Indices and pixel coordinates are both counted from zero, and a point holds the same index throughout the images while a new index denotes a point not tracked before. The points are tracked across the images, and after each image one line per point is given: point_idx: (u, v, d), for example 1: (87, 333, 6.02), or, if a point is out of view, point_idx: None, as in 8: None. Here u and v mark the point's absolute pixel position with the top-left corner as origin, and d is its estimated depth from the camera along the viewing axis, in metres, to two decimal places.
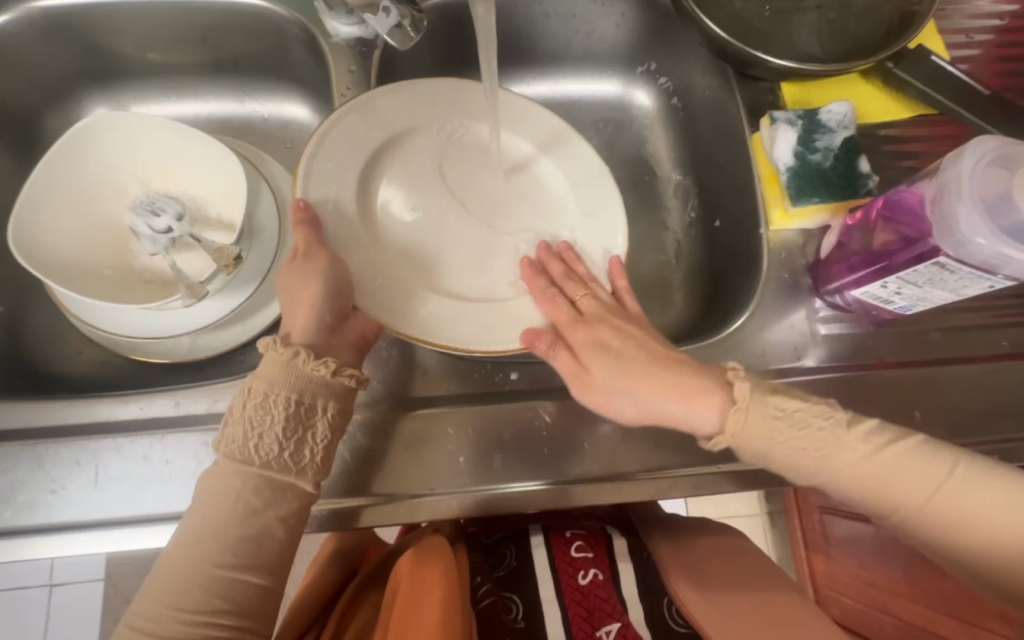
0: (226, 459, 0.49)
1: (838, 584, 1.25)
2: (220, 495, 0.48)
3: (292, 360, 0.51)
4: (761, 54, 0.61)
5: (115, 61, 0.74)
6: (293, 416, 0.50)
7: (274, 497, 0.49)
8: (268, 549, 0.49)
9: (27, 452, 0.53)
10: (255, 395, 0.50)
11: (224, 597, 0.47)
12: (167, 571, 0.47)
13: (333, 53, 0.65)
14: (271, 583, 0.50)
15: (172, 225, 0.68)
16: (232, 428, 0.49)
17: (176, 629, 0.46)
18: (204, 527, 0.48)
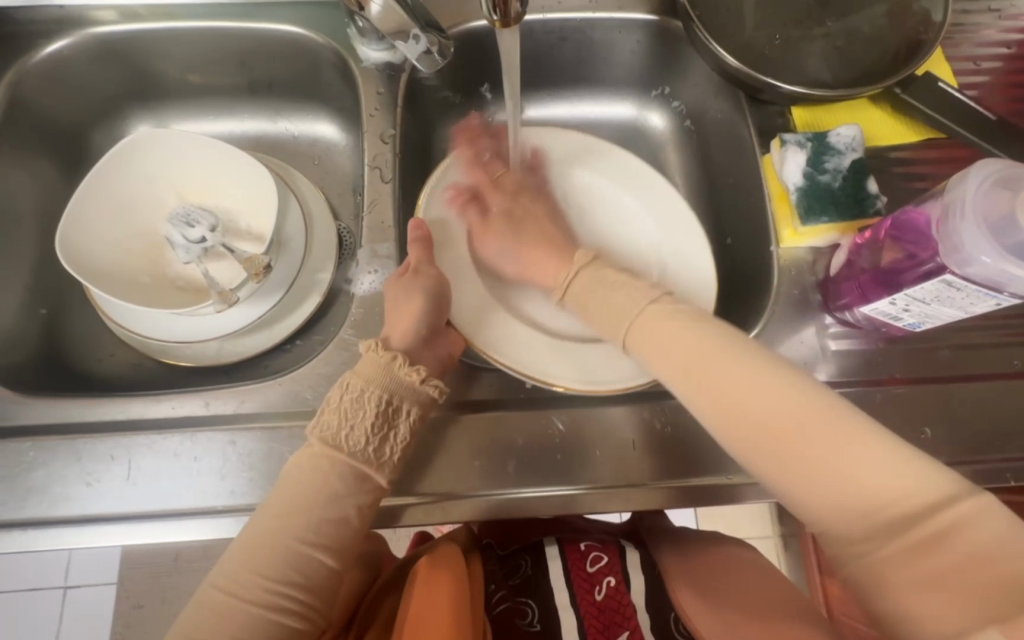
0: (322, 444, 0.52)
1: (852, 610, 1.23)
2: (313, 477, 0.51)
3: (390, 364, 0.54)
4: (772, 80, 0.63)
5: (158, 82, 0.79)
6: (381, 413, 0.53)
7: (356, 486, 0.52)
8: (344, 532, 0.52)
9: (65, 446, 0.55)
10: (352, 389, 0.54)
11: (301, 570, 0.50)
12: (255, 540, 0.50)
13: (363, 77, 0.69)
14: (342, 568, 0.52)
15: (206, 236, 0.72)
16: (328, 416, 0.53)
17: (257, 594, 0.49)
18: (296, 500, 0.51)
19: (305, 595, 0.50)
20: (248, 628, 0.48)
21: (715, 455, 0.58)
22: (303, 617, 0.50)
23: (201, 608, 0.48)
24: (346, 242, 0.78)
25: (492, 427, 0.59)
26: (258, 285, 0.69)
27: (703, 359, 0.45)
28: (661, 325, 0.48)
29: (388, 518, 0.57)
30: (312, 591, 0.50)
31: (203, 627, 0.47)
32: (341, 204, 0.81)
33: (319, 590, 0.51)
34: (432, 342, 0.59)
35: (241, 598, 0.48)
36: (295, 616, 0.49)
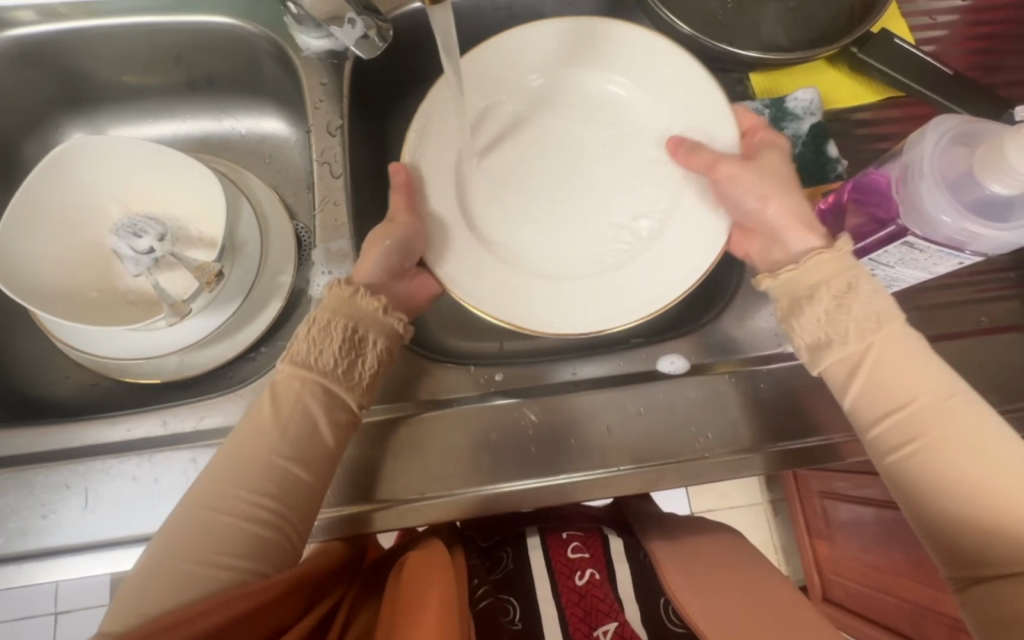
0: (289, 365, 0.52)
1: (841, 568, 1.26)
2: (286, 392, 0.52)
3: (352, 295, 0.53)
4: (727, 47, 0.62)
5: (90, 85, 0.74)
6: (347, 340, 0.52)
7: (328, 407, 0.52)
8: (318, 451, 0.51)
9: (16, 479, 0.53)
10: (317, 322, 0.53)
11: (275, 485, 0.49)
12: (232, 457, 0.49)
13: (305, 67, 0.66)
14: (318, 485, 0.51)
15: (155, 246, 0.68)
16: (297, 343, 0.53)
17: (237, 508, 0.48)
18: (268, 416, 0.51)
19: (277, 509, 0.49)
20: (226, 540, 0.46)
21: (691, 434, 0.57)
22: (281, 536, 0.48)
23: (179, 523, 0.47)
24: (305, 242, 0.76)
25: (466, 422, 0.58)
26: (212, 295, 0.66)
27: (922, 393, 0.47)
28: (877, 311, 0.48)
29: (353, 525, 0.55)
30: (287, 507, 0.49)
31: (182, 543, 0.46)
32: (298, 203, 0.78)
33: (293, 505, 0.49)
34: (397, 281, 0.58)
35: (219, 513, 0.47)
36: (272, 529, 0.48)
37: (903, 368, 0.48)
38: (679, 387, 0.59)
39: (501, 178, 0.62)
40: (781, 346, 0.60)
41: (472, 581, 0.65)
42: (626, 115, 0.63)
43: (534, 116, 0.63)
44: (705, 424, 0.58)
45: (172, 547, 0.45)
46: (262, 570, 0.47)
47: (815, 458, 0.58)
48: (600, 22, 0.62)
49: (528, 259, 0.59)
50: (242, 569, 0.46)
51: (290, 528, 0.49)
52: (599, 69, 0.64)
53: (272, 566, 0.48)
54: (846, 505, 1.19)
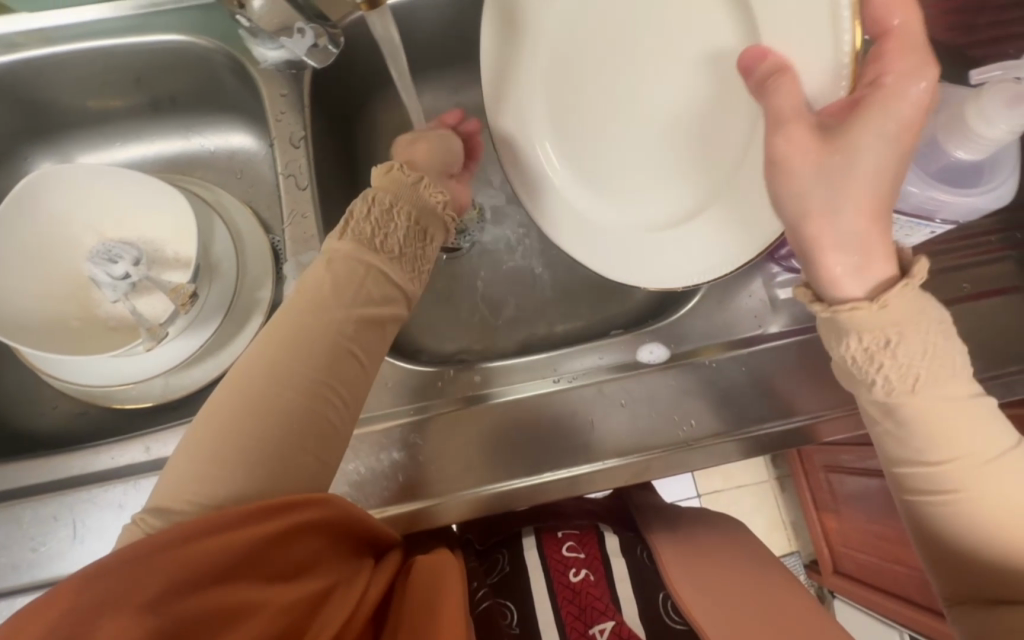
0: (352, 245, 0.52)
1: (850, 540, 1.26)
2: (341, 273, 0.51)
3: (415, 183, 0.54)
4: None
5: (54, 115, 0.74)
6: (411, 228, 0.54)
7: (387, 293, 0.53)
8: (372, 335, 0.52)
9: (5, 514, 0.53)
10: (379, 204, 0.53)
11: (334, 361, 0.49)
12: (290, 332, 0.48)
13: (264, 79, 0.65)
14: (371, 369, 0.52)
15: (129, 271, 0.67)
16: (359, 223, 0.52)
17: (301, 386, 0.46)
18: (326, 295, 0.50)
19: (334, 387, 0.48)
20: (291, 420, 0.45)
21: (675, 421, 0.57)
22: (341, 422, 0.49)
23: (239, 388, 0.45)
24: (282, 255, 0.75)
25: (462, 421, 0.58)
26: (188, 317, 0.65)
27: (973, 447, 0.42)
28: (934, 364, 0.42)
29: None
30: (344, 386, 0.49)
31: (247, 417, 0.44)
32: (272, 216, 0.77)
33: (351, 387, 0.50)
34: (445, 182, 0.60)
35: (281, 390, 0.46)
36: (333, 409, 0.48)
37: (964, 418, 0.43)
38: (660, 376, 0.59)
39: (576, 119, 0.61)
40: (762, 328, 0.60)
41: (472, 584, 0.66)
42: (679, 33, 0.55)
43: (596, 30, 0.58)
44: (690, 410, 0.57)
45: (234, 422, 0.44)
46: (318, 451, 0.47)
47: (805, 438, 0.57)
48: None
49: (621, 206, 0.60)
50: (306, 455, 0.46)
51: (348, 414, 0.49)
52: None
53: (332, 454, 0.48)
54: (851, 478, 1.18)
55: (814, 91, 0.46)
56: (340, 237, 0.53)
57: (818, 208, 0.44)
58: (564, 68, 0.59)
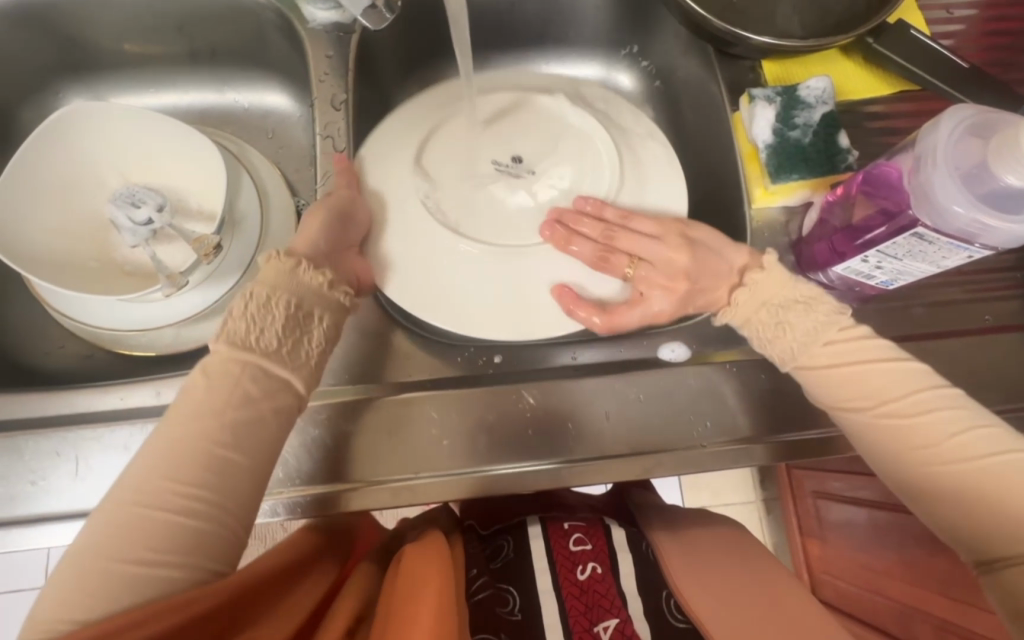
0: (228, 347, 0.47)
1: (832, 568, 1.26)
2: (219, 380, 0.46)
3: (294, 269, 0.50)
4: (739, 31, 0.61)
5: (91, 53, 0.73)
6: (292, 318, 0.49)
7: (274, 389, 0.48)
8: (260, 437, 0.47)
9: (6, 444, 0.52)
10: (256, 297, 0.49)
11: (208, 470, 0.44)
12: (159, 446, 0.44)
13: (310, 39, 0.65)
14: (258, 469, 0.47)
15: (153, 217, 0.67)
16: (233, 322, 0.48)
17: (168, 502, 0.43)
18: (204, 406, 0.46)
19: (205, 497, 0.44)
20: (169, 540, 0.42)
21: (692, 422, 0.57)
22: (227, 526, 0.44)
23: (109, 526, 0.41)
24: None
25: (457, 405, 0.57)
26: (209, 267, 0.65)
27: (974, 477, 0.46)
28: (808, 329, 0.52)
29: (325, 506, 0.54)
30: (219, 493, 0.44)
31: (111, 543, 0.41)
32: (299, 181, 0.76)
33: (231, 491, 0.45)
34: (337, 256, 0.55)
35: (149, 508, 0.42)
36: (209, 521, 0.43)
37: (870, 376, 0.51)
38: (680, 375, 0.58)
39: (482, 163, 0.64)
40: None
41: (472, 571, 0.67)
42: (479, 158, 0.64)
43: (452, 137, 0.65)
44: (709, 412, 0.57)
45: (101, 561, 0.40)
46: (201, 566, 0.42)
47: (814, 451, 0.58)
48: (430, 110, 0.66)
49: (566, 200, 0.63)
50: (181, 571, 0.41)
51: (243, 514, 0.46)
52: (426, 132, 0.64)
53: (216, 561, 0.43)
54: (842, 507, 1.19)
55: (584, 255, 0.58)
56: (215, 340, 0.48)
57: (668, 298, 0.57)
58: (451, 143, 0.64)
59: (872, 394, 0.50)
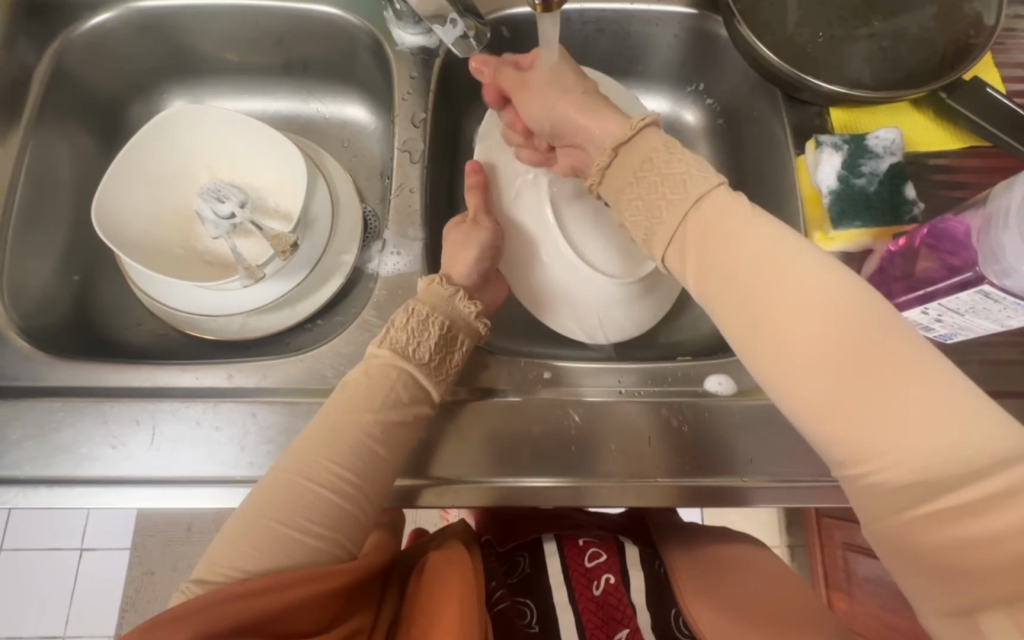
0: (390, 353, 0.54)
1: (858, 625, 1.20)
2: (380, 378, 0.53)
3: (451, 295, 0.56)
4: (810, 78, 0.62)
5: (195, 59, 0.80)
6: (444, 336, 0.55)
7: (418, 395, 0.54)
8: (403, 436, 0.53)
9: (95, 409, 0.57)
10: (417, 313, 0.55)
11: (359, 458, 0.50)
12: (326, 425, 0.51)
13: (396, 59, 0.70)
14: (397, 464, 0.52)
15: (235, 212, 0.72)
16: (397, 331, 0.54)
17: (324, 478, 0.49)
18: (363, 396, 0.52)
19: (355, 483, 0.50)
20: (315, 513, 0.47)
21: (733, 456, 0.58)
22: (362, 513, 0.50)
23: (271, 487, 0.48)
24: (371, 225, 0.79)
25: (516, 415, 0.59)
26: (284, 262, 0.70)
27: None
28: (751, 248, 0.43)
29: (406, 499, 0.56)
30: (368, 480, 0.50)
31: (275, 506, 0.47)
32: (368, 187, 0.81)
33: (373, 482, 0.51)
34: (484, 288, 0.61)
35: (310, 481, 0.48)
36: (354, 503, 0.49)
37: (808, 325, 0.40)
38: (725, 409, 0.59)
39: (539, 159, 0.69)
40: None
41: (490, 584, 0.68)
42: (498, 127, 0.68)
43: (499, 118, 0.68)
44: (750, 449, 0.58)
45: (264, 518, 0.47)
46: (341, 538, 0.48)
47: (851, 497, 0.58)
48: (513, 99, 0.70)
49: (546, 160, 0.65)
50: (322, 542, 0.47)
51: (377, 503, 0.51)
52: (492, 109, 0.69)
53: (349, 541, 0.49)
54: (871, 561, 1.15)
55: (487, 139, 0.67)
56: (379, 344, 0.55)
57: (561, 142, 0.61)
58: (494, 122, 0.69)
59: (793, 345, 0.40)
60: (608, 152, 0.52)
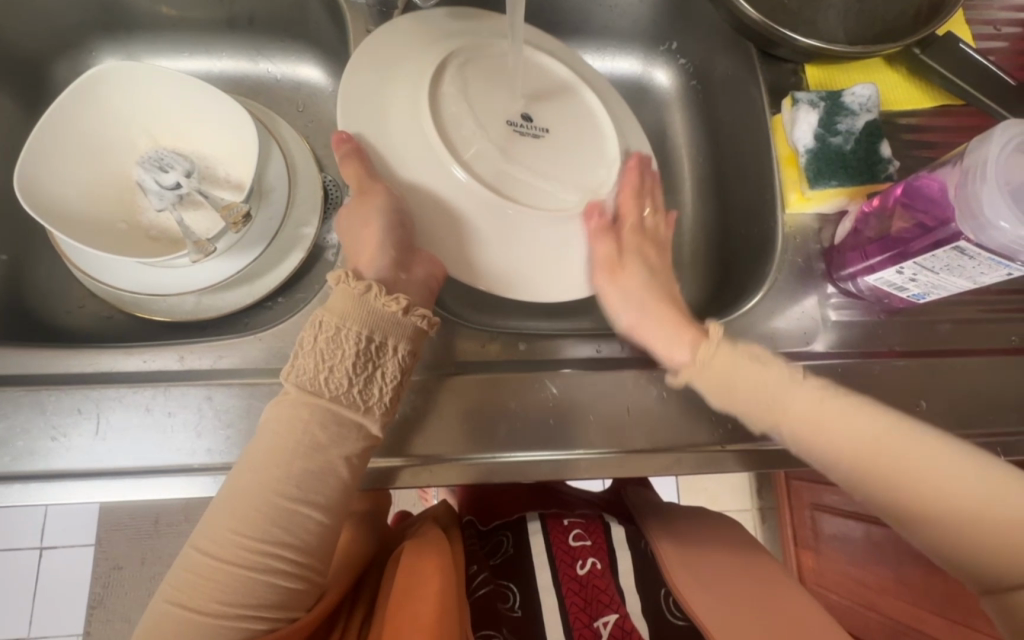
0: (297, 390, 0.48)
1: (825, 581, 1.25)
2: (289, 428, 0.47)
3: (364, 295, 0.49)
4: (786, 32, 0.60)
5: (128, 13, 0.72)
6: (363, 352, 0.48)
7: (342, 434, 0.48)
8: (331, 487, 0.48)
9: (31, 398, 0.52)
10: (326, 328, 0.49)
11: (283, 527, 0.46)
12: (231, 498, 0.46)
13: (351, 12, 0.65)
14: (331, 521, 0.48)
15: (181, 181, 0.67)
16: (303, 360, 0.48)
17: (238, 556, 0.45)
18: (280, 456, 0.47)
19: (291, 552, 0.46)
20: (236, 593, 0.44)
21: (714, 423, 0.57)
22: (301, 578, 0.47)
23: (184, 573, 0.45)
24: (331, 195, 0.74)
25: (492, 388, 0.57)
26: (237, 236, 0.64)
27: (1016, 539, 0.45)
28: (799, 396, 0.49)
29: (382, 480, 0.54)
30: (302, 547, 0.47)
31: (189, 591, 0.44)
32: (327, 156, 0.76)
33: (307, 547, 0.47)
34: (408, 264, 0.53)
35: (224, 561, 0.45)
36: (285, 573, 0.46)
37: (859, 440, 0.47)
38: None
39: (458, 96, 0.56)
40: (810, 345, 0.59)
41: (472, 568, 0.66)
42: (394, 81, 0.56)
43: (403, 71, 0.57)
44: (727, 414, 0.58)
45: (183, 611, 0.43)
46: (282, 607, 0.46)
47: None
48: (405, 51, 0.58)
49: (468, 131, 0.55)
50: (252, 622, 0.44)
51: (318, 570, 0.48)
52: (400, 69, 0.57)
53: (291, 607, 0.46)
54: (839, 520, 1.19)
55: (382, 92, 0.56)
56: (287, 378, 0.49)
57: (646, 313, 0.56)
58: (386, 69, 0.57)
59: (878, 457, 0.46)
60: (714, 339, 0.51)
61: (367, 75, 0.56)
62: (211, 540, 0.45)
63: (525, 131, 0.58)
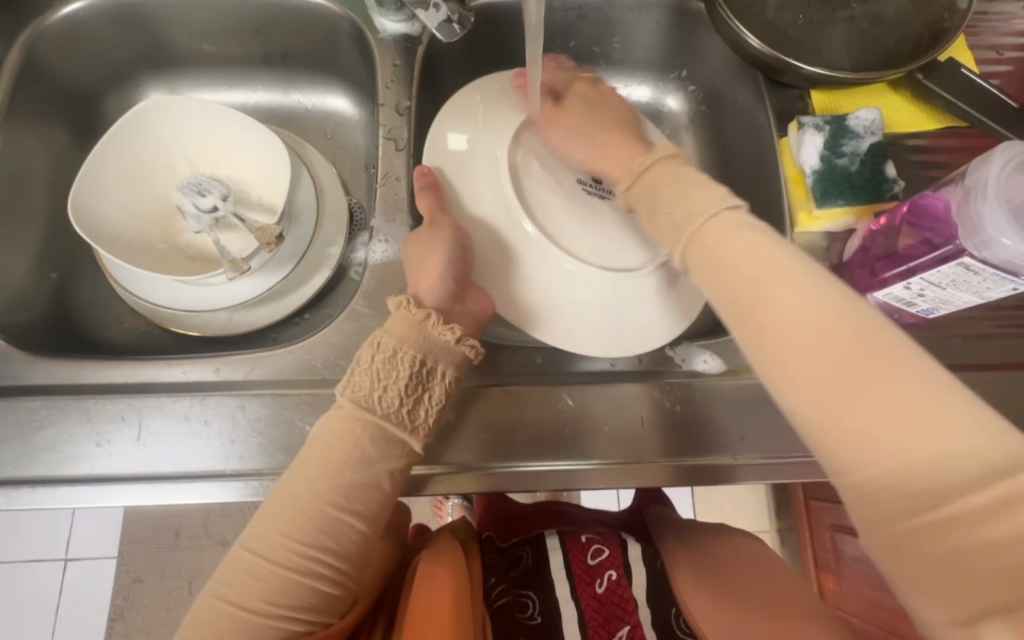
0: (353, 405, 0.51)
1: (847, 606, 1.22)
2: (342, 439, 0.50)
3: (422, 321, 0.53)
4: (791, 60, 0.63)
5: (173, 51, 0.78)
6: (415, 375, 0.52)
7: (387, 449, 0.51)
8: (374, 499, 0.51)
9: (78, 406, 0.56)
10: (384, 349, 0.52)
11: (329, 533, 0.48)
12: (283, 502, 0.49)
13: (379, 47, 0.70)
14: (371, 530, 0.51)
15: (217, 206, 0.71)
16: (359, 377, 0.51)
17: (288, 559, 0.47)
18: (332, 465, 0.49)
19: (332, 559, 0.48)
20: (282, 594, 0.46)
21: (728, 436, 0.58)
22: (339, 583, 0.49)
23: (234, 570, 0.47)
24: (357, 217, 0.78)
25: (510, 400, 0.59)
26: (269, 255, 0.68)
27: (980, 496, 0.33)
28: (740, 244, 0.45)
29: (414, 487, 0.56)
30: (343, 554, 0.49)
31: (238, 588, 0.46)
32: (353, 180, 0.80)
33: (348, 555, 0.49)
34: (461, 295, 0.58)
35: (272, 562, 0.47)
36: (327, 578, 0.48)
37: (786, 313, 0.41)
38: (714, 385, 0.60)
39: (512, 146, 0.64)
40: None
41: (490, 581, 0.70)
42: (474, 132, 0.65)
43: (482, 122, 0.65)
44: (740, 426, 0.59)
45: (230, 606, 0.45)
46: (320, 611, 0.48)
47: None
48: (483, 105, 0.66)
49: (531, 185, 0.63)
50: (292, 624, 0.46)
51: (356, 577, 0.50)
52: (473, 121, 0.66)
53: (330, 612, 0.48)
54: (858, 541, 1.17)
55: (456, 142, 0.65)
56: (343, 390, 0.52)
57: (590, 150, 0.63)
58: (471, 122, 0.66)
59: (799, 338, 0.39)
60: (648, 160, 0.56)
61: (452, 126, 0.66)
62: (260, 540, 0.47)
63: (592, 191, 0.64)
